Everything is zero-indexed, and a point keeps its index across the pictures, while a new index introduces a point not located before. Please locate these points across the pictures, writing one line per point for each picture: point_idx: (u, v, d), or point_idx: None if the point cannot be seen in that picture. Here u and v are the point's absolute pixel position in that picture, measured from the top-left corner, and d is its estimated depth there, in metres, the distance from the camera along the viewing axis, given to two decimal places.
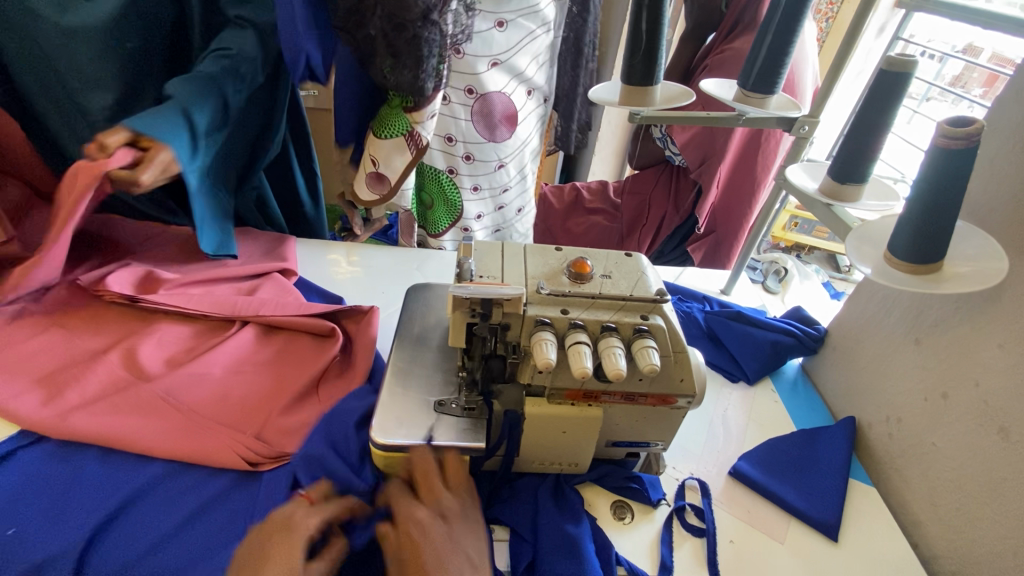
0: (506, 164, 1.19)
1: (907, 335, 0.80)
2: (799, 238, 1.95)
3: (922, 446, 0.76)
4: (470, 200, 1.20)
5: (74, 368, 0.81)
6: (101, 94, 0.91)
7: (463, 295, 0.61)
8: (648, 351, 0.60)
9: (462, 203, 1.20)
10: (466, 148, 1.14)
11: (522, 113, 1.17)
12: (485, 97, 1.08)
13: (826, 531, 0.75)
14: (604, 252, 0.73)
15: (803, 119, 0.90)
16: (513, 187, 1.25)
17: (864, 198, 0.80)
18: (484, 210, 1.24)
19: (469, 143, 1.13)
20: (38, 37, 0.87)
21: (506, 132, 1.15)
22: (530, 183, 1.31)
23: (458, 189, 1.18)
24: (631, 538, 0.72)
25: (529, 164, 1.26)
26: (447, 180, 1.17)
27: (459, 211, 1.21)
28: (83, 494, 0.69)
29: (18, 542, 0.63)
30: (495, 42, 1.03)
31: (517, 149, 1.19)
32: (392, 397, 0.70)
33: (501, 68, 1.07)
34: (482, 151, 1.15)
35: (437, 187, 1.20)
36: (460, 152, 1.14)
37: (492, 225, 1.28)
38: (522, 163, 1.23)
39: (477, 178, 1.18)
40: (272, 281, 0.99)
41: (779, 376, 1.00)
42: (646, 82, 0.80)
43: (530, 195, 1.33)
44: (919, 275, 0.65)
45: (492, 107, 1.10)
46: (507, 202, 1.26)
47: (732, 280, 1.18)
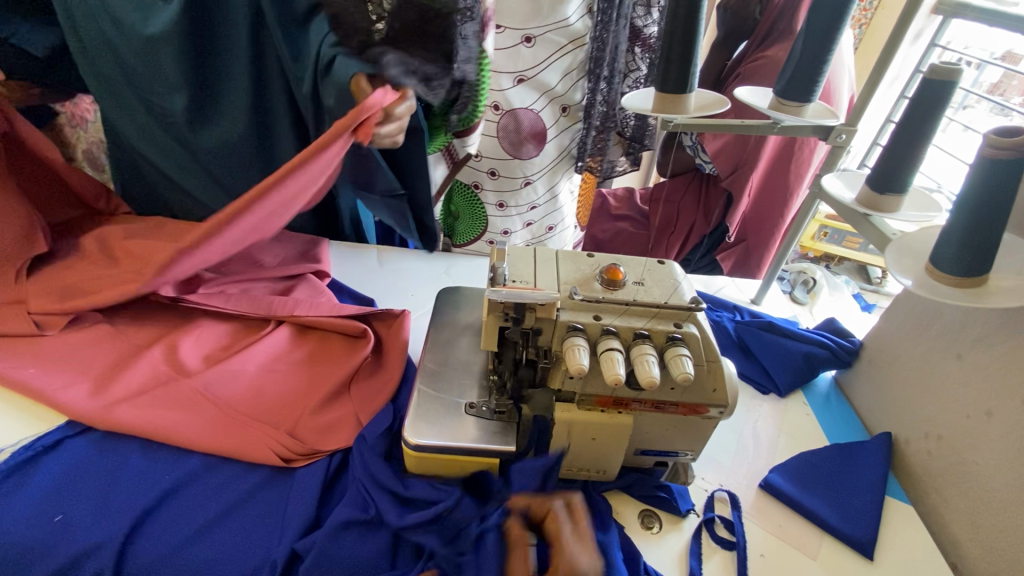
0: (533, 182, 1.19)
1: (949, 349, 0.78)
2: (829, 248, 1.89)
3: (963, 464, 0.74)
4: (495, 215, 1.23)
5: (121, 362, 0.85)
6: (172, 99, 0.91)
7: (497, 299, 0.62)
8: (682, 359, 0.60)
9: (488, 218, 1.24)
10: (490, 164, 1.16)
11: (556, 131, 1.15)
12: (512, 113, 1.09)
13: (861, 548, 0.73)
14: (637, 260, 0.73)
15: (840, 128, 0.88)
16: (540, 206, 1.24)
17: (903, 208, 0.79)
18: (511, 226, 1.26)
19: (494, 159, 1.16)
20: (119, 44, 0.88)
21: (532, 150, 1.14)
22: (564, 202, 1.29)
23: (483, 204, 1.22)
24: (659, 548, 0.71)
25: (560, 182, 1.23)
26: (472, 194, 1.21)
27: (481, 228, 1.27)
28: (126, 483, 0.71)
29: (66, 527, 0.66)
30: (520, 59, 1.05)
31: (544, 167, 1.18)
32: (423, 398, 0.71)
33: (527, 85, 1.07)
34: (506, 168, 1.16)
35: (465, 203, 1.24)
36: (485, 168, 1.17)
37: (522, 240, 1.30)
38: (553, 181, 1.22)
39: (502, 196, 1.21)
40: (306, 283, 1.01)
41: (811, 389, 0.98)
42: (681, 90, 0.80)
43: (565, 213, 1.31)
44: (964, 289, 0.63)
45: (519, 123, 1.11)
46: (535, 219, 1.26)
47: (763, 290, 1.17)
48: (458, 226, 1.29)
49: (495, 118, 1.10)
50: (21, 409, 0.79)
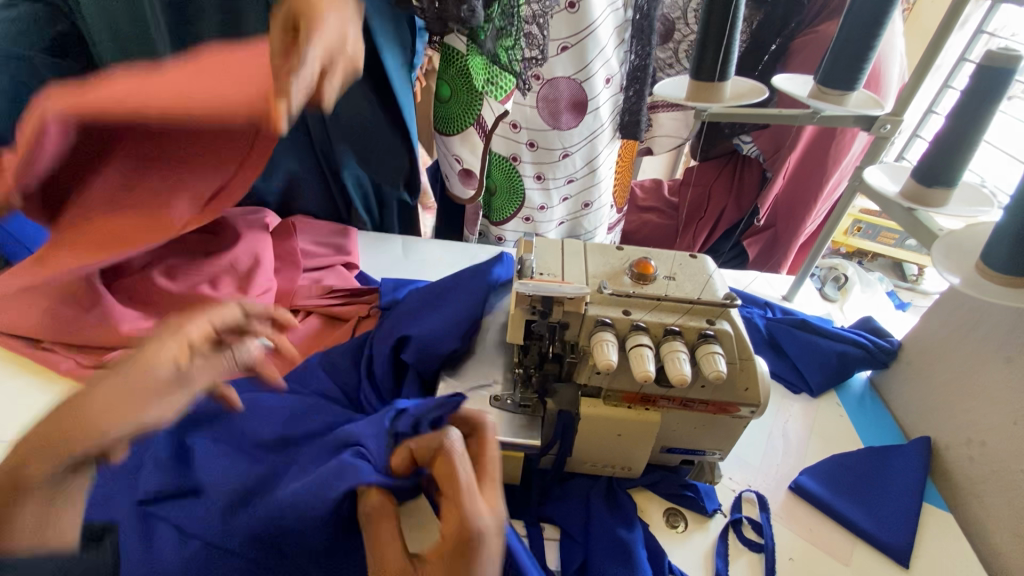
0: (571, 154, 1.16)
1: (997, 352, 0.74)
2: (862, 244, 1.80)
3: (1006, 472, 0.71)
4: (532, 188, 1.21)
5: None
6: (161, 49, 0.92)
7: (525, 292, 0.61)
8: (715, 356, 0.58)
9: (524, 191, 1.22)
10: (530, 135, 1.14)
11: (597, 101, 1.09)
12: (552, 83, 1.06)
13: (895, 556, 0.71)
14: (668, 253, 0.71)
15: (885, 118, 0.84)
16: (578, 179, 1.21)
17: (950, 204, 0.75)
18: (547, 201, 1.24)
19: (534, 130, 1.13)
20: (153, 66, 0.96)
21: (571, 121, 1.11)
22: (603, 176, 1.22)
23: (521, 176, 1.20)
24: (685, 548, 0.70)
25: (602, 155, 1.18)
26: (510, 166, 1.19)
27: (519, 201, 1.24)
28: None
29: None
30: (564, 26, 0.99)
31: (585, 138, 1.14)
32: (447, 388, 0.71)
33: (570, 54, 1.02)
34: (546, 139, 1.14)
35: (502, 176, 1.22)
36: (524, 139, 1.15)
37: (562, 215, 1.28)
38: (594, 154, 1.17)
39: (541, 167, 1.19)
40: (334, 273, 1.04)
41: (845, 389, 0.95)
42: (716, 78, 0.76)
43: (603, 189, 1.24)
44: (1017, 290, 0.60)
45: (558, 93, 1.08)
46: (573, 192, 1.24)
47: (796, 286, 1.13)
48: (494, 202, 1.28)
49: (535, 89, 1.08)
50: (58, 393, 0.82)
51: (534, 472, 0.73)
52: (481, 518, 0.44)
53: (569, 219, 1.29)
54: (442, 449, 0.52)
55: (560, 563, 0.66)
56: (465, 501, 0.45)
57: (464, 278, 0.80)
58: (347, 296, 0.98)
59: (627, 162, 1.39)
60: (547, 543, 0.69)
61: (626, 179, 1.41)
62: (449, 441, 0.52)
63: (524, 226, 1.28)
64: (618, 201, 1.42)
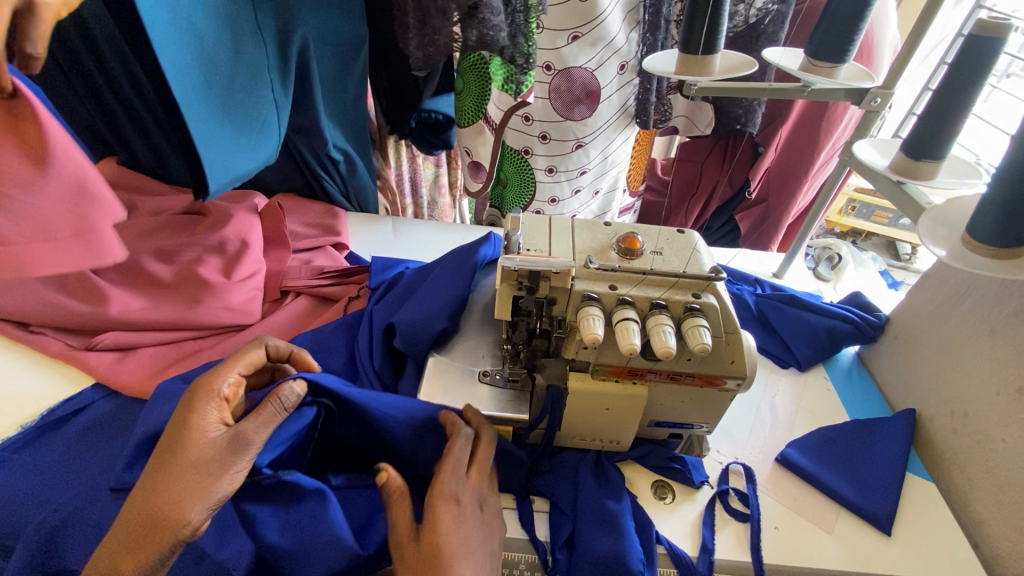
0: (585, 145, 1.15)
1: (982, 324, 0.75)
2: (856, 223, 1.80)
3: (989, 442, 0.72)
4: (543, 182, 1.19)
5: (182, 352, 0.85)
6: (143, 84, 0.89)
7: (512, 267, 0.61)
8: (700, 330, 0.58)
9: (535, 183, 1.20)
10: (543, 128, 1.11)
11: (607, 91, 1.09)
12: (564, 73, 1.04)
13: (877, 524, 0.72)
14: (656, 228, 0.71)
15: (875, 91, 0.83)
16: (591, 170, 1.20)
17: (939, 175, 0.74)
18: (558, 193, 1.22)
19: (546, 122, 1.10)
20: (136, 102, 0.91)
21: (585, 112, 1.09)
22: (615, 163, 1.24)
23: (532, 169, 1.17)
24: (672, 519, 0.71)
25: (613, 143, 1.19)
26: (522, 159, 1.16)
27: (530, 194, 1.23)
28: (109, 447, 0.73)
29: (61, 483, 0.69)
30: (573, 17, 0.97)
31: (601, 127, 1.13)
32: (438, 366, 0.72)
33: (582, 42, 1.00)
34: (559, 131, 1.11)
35: (516, 172, 1.19)
36: (536, 132, 1.12)
37: (575, 207, 1.26)
38: (608, 142, 1.17)
39: (553, 160, 1.16)
40: (324, 254, 1.04)
41: (833, 363, 0.96)
42: (705, 50, 0.75)
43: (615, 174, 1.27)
44: (1000, 260, 0.60)
45: (572, 83, 1.05)
46: (583, 184, 1.22)
47: (787, 263, 1.13)
48: (506, 196, 1.26)
49: (548, 81, 1.05)
50: (48, 374, 0.82)
51: (523, 447, 0.74)
52: (458, 493, 0.58)
53: (580, 211, 1.28)
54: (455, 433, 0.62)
55: (549, 534, 0.68)
56: (446, 482, 0.58)
57: (452, 259, 0.81)
58: (337, 276, 0.98)
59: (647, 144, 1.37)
60: (536, 515, 0.70)
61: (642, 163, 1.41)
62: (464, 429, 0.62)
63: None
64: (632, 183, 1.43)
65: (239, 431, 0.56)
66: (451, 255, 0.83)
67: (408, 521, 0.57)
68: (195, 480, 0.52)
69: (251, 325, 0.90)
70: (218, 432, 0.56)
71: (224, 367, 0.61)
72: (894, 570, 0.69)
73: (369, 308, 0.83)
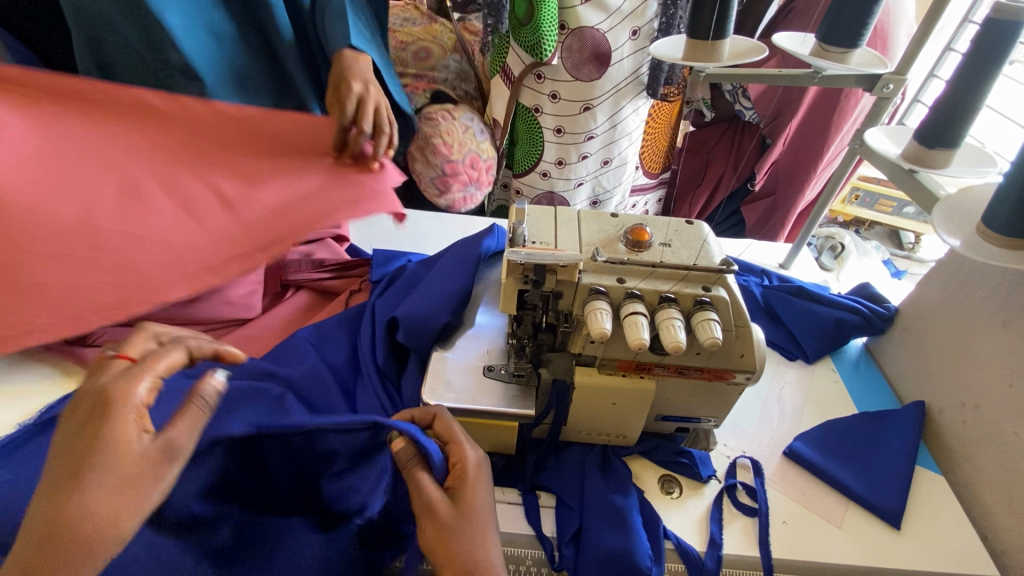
0: (593, 108, 1.17)
1: (994, 316, 0.73)
2: (859, 212, 1.79)
3: (1000, 435, 0.71)
4: (550, 141, 1.25)
5: None
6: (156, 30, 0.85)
7: (518, 260, 0.59)
8: (710, 323, 0.57)
9: (544, 143, 1.26)
10: (553, 86, 1.16)
11: (618, 55, 1.11)
12: (576, 33, 1.07)
13: (887, 518, 0.72)
14: (664, 219, 0.69)
15: (888, 77, 0.81)
16: (598, 136, 1.23)
17: (952, 164, 0.73)
18: (564, 155, 1.27)
19: (557, 81, 1.15)
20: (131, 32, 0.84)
21: (594, 72, 1.12)
22: (630, 129, 1.24)
23: (541, 127, 1.23)
24: (679, 513, 0.71)
25: (624, 110, 1.20)
26: (532, 117, 1.22)
27: (538, 154, 1.29)
28: None
29: None
30: None
31: (609, 91, 1.16)
32: (441, 361, 0.71)
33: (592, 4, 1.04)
34: (568, 90, 1.15)
35: (526, 129, 1.25)
36: (546, 91, 1.17)
37: (583, 174, 1.30)
38: (617, 105, 1.19)
39: (560, 120, 1.21)
40: (324, 247, 1.03)
41: (841, 355, 0.95)
42: (713, 36, 0.74)
43: (625, 147, 1.28)
44: (1017, 251, 0.58)
45: (584, 43, 1.09)
46: (591, 151, 1.26)
47: (793, 254, 1.12)
48: (516, 153, 1.32)
49: (560, 39, 1.08)
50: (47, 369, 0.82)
51: (528, 443, 0.73)
52: (476, 458, 0.57)
53: (592, 177, 1.32)
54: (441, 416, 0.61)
55: (555, 530, 0.67)
56: (465, 451, 0.58)
57: (457, 251, 0.80)
58: (337, 270, 0.97)
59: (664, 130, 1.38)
60: (542, 510, 0.70)
61: (659, 145, 1.41)
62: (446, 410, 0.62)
63: (544, 182, 1.34)
64: (648, 163, 1.42)
65: (162, 439, 0.45)
66: (455, 247, 0.81)
67: (433, 486, 0.54)
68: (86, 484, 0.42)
69: (252, 319, 0.89)
70: (140, 437, 0.44)
71: (131, 369, 0.47)
72: (903, 563, 0.68)
73: (371, 301, 0.82)
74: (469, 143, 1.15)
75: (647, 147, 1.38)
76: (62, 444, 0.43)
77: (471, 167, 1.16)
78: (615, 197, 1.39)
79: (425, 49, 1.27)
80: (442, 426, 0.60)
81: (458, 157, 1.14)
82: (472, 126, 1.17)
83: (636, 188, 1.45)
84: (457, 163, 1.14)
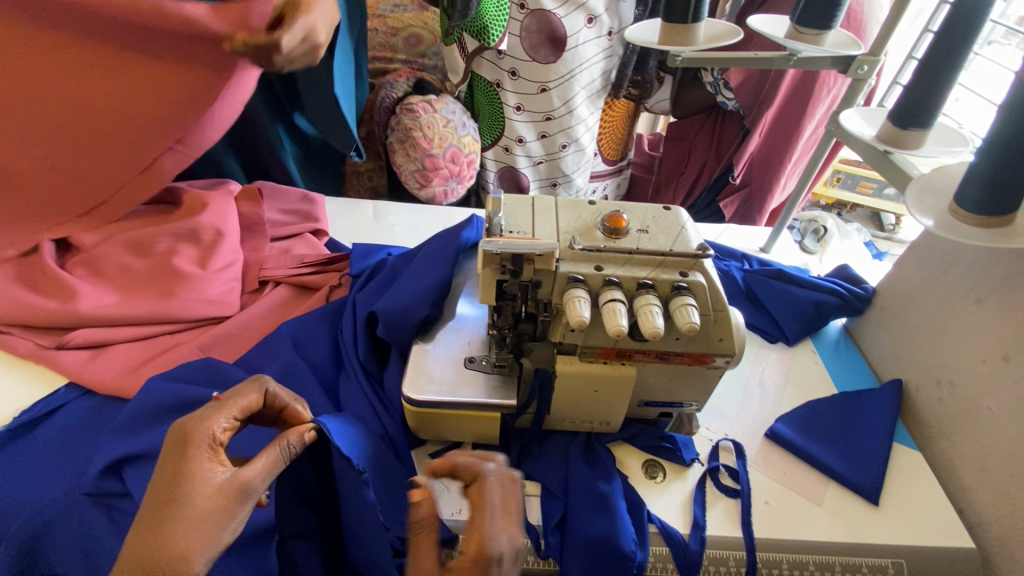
0: (549, 89, 1.20)
1: (967, 293, 0.75)
2: (841, 194, 1.80)
3: (974, 411, 0.72)
4: (515, 119, 1.25)
5: (158, 348, 0.83)
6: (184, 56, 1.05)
7: (494, 250, 0.58)
8: (688, 309, 0.57)
9: (506, 120, 1.26)
10: (512, 63, 1.17)
11: (576, 40, 1.15)
12: (536, 13, 1.10)
13: (866, 494, 0.73)
14: (641, 205, 0.69)
15: (862, 59, 0.81)
16: (557, 118, 1.25)
17: (926, 144, 0.73)
18: (528, 134, 1.28)
19: (517, 58, 1.16)
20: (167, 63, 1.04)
21: (550, 55, 1.16)
22: (584, 117, 1.27)
23: (503, 105, 1.23)
24: (663, 497, 0.71)
25: (579, 96, 1.23)
26: (494, 92, 1.22)
27: (498, 132, 1.29)
28: (86, 447, 0.71)
29: (37, 484, 0.67)
30: None
31: (564, 75, 1.18)
32: (421, 353, 0.70)
33: None
34: (527, 69, 1.17)
35: (485, 100, 1.25)
36: (506, 67, 1.18)
37: (537, 153, 1.32)
38: (570, 93, 1.21)
39: (522, 97, 1.22)
40: (304, 242, 1.02)
41: (821, 337, 0.96)
42: (689, 20, 0.73)
43: (585, 128, 1.29)
44: (988, 229, 0.59)
45: (541, 24, 1.12)
46: (551, 130, 1.27)
47: (773, 238, 1.12)
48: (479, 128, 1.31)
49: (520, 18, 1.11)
50: (21, 371, 0.80)
51: (513, 432, 0.73)
52: (499, 549, 0.45)
53: (547, 159, 1.33)
54: (480, 481, 0.51)
55: (541, 518, 0.67)
56: (485, 531, 0.47)
57: (436, 242, 0.79)
58: (319, 265, 0.95)
59: (622, 110, 1.40)
60: (527, 499, 0.70)
61: (618, 130, 1.43)
62: (488, 474, 0.52)
63: (502, 156, 1.32)
64: (607, 151, 1.45)
65: (239, 476, 0.51)
66: (432, 240, 0.80)
67: (432, 563, 0.47)
68: (170, 513, 0.48)
69: (230, 316, 0.88)
70: (221, 475, 0.51)
71: (217, 408, 0.55)
72: (882, 538, 0.70)
73: (352, 296, 0.81)
74: (451, 137, 1.20)
75: (607, 131, 1.40)
76: (159, 480, 0.51)
77: (452, 162, 1.22)
78: (576, 181, 1.38)
79: (416, 35, 1.36)
80: (476, 493, 0.51)
81: (438, 152, 1.20)
82: (454, 119, 1.21)
83: (595, 174, 1.46)
84: (438, 157, 1.20)
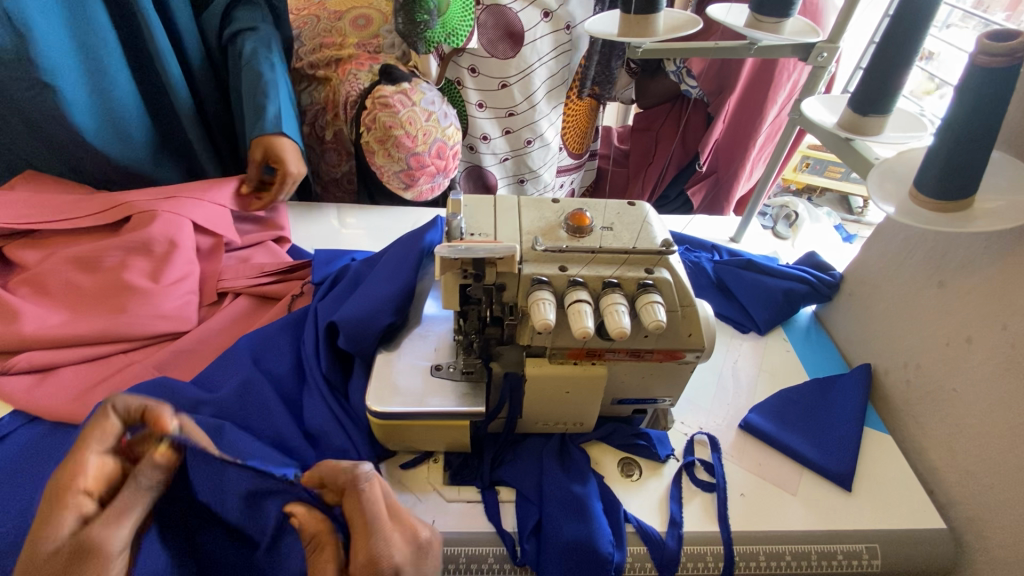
0: (509, 85, 1.19)
1: (930, 277, 0.75)
2: (810, 180, 1.83)
3: (941, 393, 0.73)
4: (477, 116, 1.23)
5: (111, 368, 0.79)
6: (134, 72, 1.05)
7: (453, 255, 0.56)
8: (654, 306, 0.56)
9: (470, 119, 1.23)
10: (471, 59, 1.15)
11: (530, 33, 1.14)
12: (491, 9, 1.10)
13: (839, 480, 0.73)
14: (604, 202, 0.68)
15: (822, 45, 0.80)
16: (518, 113, 1.23)
17: (885, 130, 0.73)
18: (491, 131, 1.26)
19: (476, 55, 1.15)
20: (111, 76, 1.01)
21: (508, 50, 1.15)
22: (545, 113, 1.27)
23: (464, 101, 1.20)
24: (640, 495, 0.71)
25: (540, 90, 1.22)
26: (453, 89, 1.19)
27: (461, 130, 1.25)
28: (35, 477, 0.67)
29: None
30: None
31: (522, 71, 1.17)
32: (386, 362, 0.68)
33: None
34: (484, 65, 1.16)
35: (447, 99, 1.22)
36: (466, 64, 1.16)
37: (502, 149, 1.30)
38: (530, 89, 1.20)
39: (483, 94, 1.21)
40: (265, 250, 0.99)
41: (791, 325, 0.96)
42: (648, 10, 0.72)
43: (545, 122, 1.28)
44: (948, 214, 0.59)
45: (498, 20, 1.12)
46: (513, 125, 1.26)
47: (743, 227, 1.12)
48: None
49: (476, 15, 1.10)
50: None
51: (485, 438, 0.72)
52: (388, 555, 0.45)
53: (512, 155, 1.32)
54: (353, 491, 0.48)
55: (516, 525, 0.66)
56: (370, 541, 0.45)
57: (396, 246, 0.77)
58: (279, 274, 0.92)
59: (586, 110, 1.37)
60: (502, 505, 0.69)
61: (585, 126, 1.41)
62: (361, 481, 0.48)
63: (468, 154, 1.30)
64: (573, 145, 1.42)
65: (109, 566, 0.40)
66: (396, 244, 0.78)
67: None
68: None
69: (188, 331, 0.84)
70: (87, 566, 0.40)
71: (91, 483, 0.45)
72: (856, 523, 0.70)
73: (314, 305, 0.78)
74: (435, 130, 1.09)
75: (571, 124, 1.37)
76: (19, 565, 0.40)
77: (438, 158, 1.12)
78: (544, 176, 1.37)
79: (366, 17, 1.18)
80: (352, 503, 0.48)
81: (423, 149, 1.09)
82: (435, 110, 1.09)
83: (561, 168, 1.44)
84: (424, 156, 1.10)
